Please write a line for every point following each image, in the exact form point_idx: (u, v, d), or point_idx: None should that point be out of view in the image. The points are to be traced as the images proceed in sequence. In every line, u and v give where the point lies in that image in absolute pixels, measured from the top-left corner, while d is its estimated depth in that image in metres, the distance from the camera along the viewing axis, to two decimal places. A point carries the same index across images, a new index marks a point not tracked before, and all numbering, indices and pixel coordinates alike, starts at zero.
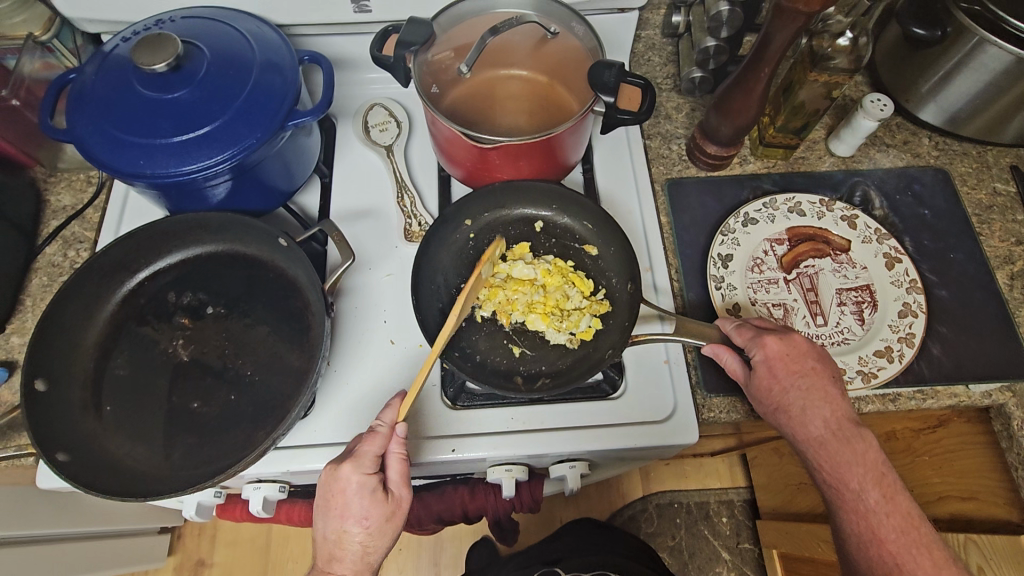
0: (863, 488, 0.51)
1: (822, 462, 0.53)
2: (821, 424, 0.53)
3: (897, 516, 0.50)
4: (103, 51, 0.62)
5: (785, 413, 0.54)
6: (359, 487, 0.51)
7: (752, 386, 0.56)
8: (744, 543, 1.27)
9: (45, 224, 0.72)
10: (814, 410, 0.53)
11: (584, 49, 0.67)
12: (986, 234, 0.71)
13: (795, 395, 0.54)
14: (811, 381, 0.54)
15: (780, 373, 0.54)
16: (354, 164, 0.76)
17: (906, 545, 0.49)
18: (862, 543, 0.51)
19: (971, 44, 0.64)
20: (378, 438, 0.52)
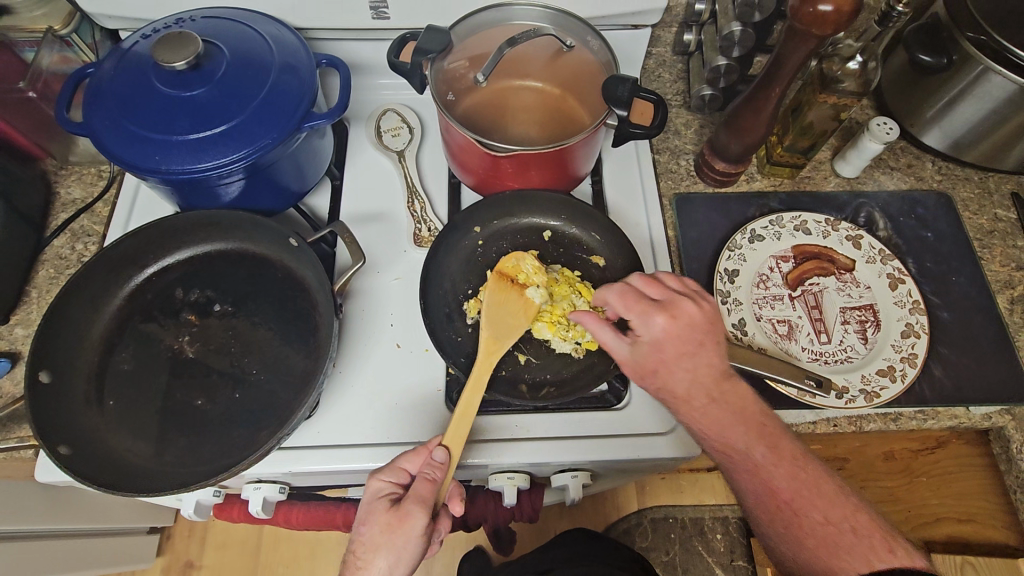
0: (743, 447, 0.52)
1: (714, 425, 0.53)
2: (702, 390, 0.53)
3: (787, 467, 0.51)
4: (122, 48, 0.63)
5: (666, 383, 0.54)
6: (375, 492, 0.54)
7: (631, 358, 0.55)
8: (738, 561, 1.25)
9: (53, 217, 0.72)
10: (689, 378, 0.53)
11: (598, 62, 0.68)
12: (987, 259, 0.72)
13: (664, 362, 0.54)
14: (678, 345, 0.54)
15: (668, 349, 0.54)
16: (366, 168, 0.76)
17: (809, 496, 0.50)
18: (765, 501, 0.52)
19: (976, 72, 0.66)
20: (418, 457, 0.54)
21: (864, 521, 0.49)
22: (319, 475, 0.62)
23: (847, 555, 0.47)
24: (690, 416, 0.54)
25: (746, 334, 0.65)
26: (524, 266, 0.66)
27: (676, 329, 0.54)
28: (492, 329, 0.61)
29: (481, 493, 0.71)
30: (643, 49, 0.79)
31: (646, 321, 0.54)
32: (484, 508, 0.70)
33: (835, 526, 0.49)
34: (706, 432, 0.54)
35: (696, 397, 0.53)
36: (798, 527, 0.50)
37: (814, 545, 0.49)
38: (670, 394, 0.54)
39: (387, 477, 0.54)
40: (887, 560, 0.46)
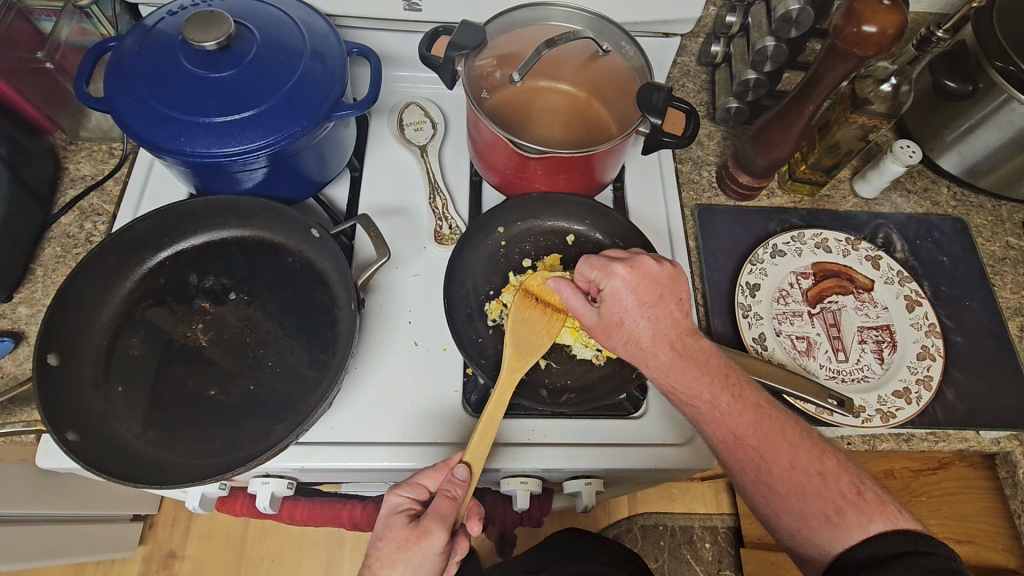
0: (710, 398, 0.52)
1: (675, 379, 0.54)
2: (665, 343, 0.55)
3: (750, 414, 0.52)
4: (147, 23, 0.61)
5: (631, 340, 0.55)
6: (394, 507, 0.53)
7: (600, 321, 0.57)
8: (725, 571, 1.26)
9: (61, 193, 0.69)
10: (652, 332, 0.55)
11: (631, 69, 0.67)
12: (999, 285, 0.73)
13: (634, 318, 0.55)
14: (646, 300, 0.55)
15: (629, 302, 0.55)
16: (387, 161, 0.75)
17: (772, 443, 0.50)
18: (727, 448, 0.52)
19: (999, 100, 0.66)
20: (438, 474, 0.53)
21: (831, 465, 0.49)
22: (331, 472, 0.60)
23: (818, 501, 0.48)
24: (653, 371, 0.55)
25: (766, 348, 0.65)
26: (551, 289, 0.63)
27: (638, 283, 0.55)
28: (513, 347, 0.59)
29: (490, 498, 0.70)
30: (670, 60, 0.79)
31: (608, 278, 0.56)
32: (497, 512, 0.70)
33: (803, 471, 0.49)
34: (668, 385, 0.54)
35: (661, 351, 0.55)
36: (765, 472, 0.50)
37: (783, 491, 0.49)
38: (637, 351, 0.56)
39: (405, 492, 0.53)
40: (858, 504, 0.47)
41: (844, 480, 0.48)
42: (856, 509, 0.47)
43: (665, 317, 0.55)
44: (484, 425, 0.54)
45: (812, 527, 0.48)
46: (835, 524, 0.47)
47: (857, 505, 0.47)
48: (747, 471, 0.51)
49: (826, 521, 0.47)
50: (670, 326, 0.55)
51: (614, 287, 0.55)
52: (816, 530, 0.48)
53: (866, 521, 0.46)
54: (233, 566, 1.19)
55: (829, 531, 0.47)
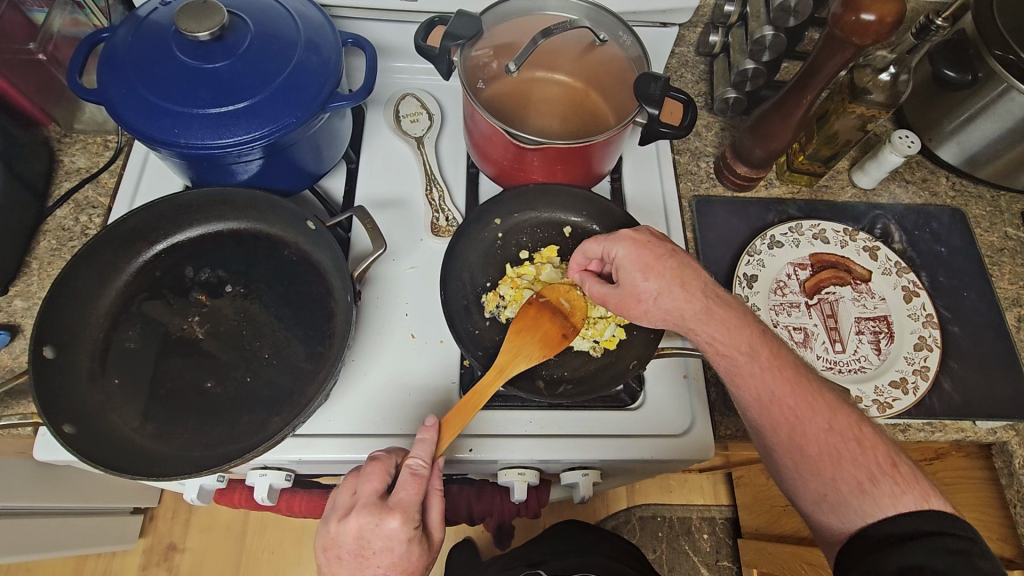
0: (749, 352, 0.52)
1: (713, 328, 0.54)
2: (695, 295, 0.55)
3: (787, 371, 0.52)
4: (140, 14, 0.60)
5: (659, 299, 0.55)
6: (389, 537, 0.48)
7: (621, 296, 0.57)
8: (723, 560, 1.28)
9: (56, 186, 0.69)
10: (679, 287, 0.55)
11: (628, 59, 0.67)
12: (997, 276, 0.73)
13: (653, 276, 0.56)
14: (664, 258, 0.56)
15: (648, 260, 0.56)
16: (383, 153, 0.75)
17: (811, 403, 0.50)
18: (762, 406, 0.51)
19: (999, 89, 0.66)
20: (418, 483, 0.49)
21: (868, 435, 0.48)
22: (328, 464, 0.60)
23: (852, 467, 0.47)
24: (690, 328, 0.55)
25: None
26: (563, 300, 0.64)
27: (648, 243, 0.57)
28: (511, 342, 0.59)
29: (489, 493, 0.69)
30: (666, 50, 0.79)
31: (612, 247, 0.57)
32: (498, 507, 0.70)
33: (838, 435, 0.48)
34: (704, 338, 0.54)
35: (694, 306, 0.55)
36: (799, 434, 0.49)
37: (816, 455, 0.48)
38: (667, 309, 0.56)
39: (407, 524, 0.48)
40: (892, 475, 0.46)
41: (881, 453, 0.47)
42: (891, 480, 0.45)
43: (689, 272, 0.56)
44: (459, 426, 0.54)
45: (842, 495, 0.47)
46: (867, 494, 0.45)
47: (891, 477, 0.45)
48: (778, 430, 0.51)
49: (859, 489, 0.46)
50: (694, 281, 0.56)
51: (626, 252, 0.57)
52: (845, 498, 0.46)
53: (899, 493, 0.44)
54: (234, 559, 1.19)
55: (859, 500, 0.46)
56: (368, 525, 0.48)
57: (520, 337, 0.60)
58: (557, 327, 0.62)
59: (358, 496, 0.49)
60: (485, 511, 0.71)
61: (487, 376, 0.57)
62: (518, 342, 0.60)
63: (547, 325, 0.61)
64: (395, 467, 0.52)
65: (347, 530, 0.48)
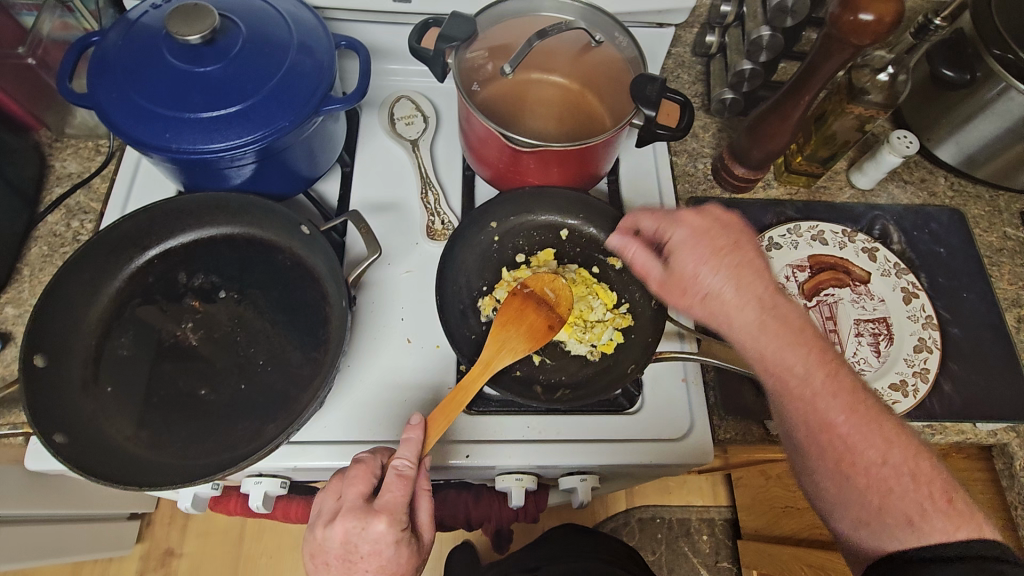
0: (804, 372, 0.48)
1: (769, 340, 0.49)
2: (754, 299, 0.51)
3: (845, 398, 0.47)
4: (131, 17, 0.60)
5: (714, 292, 0.52)
6: (375, 541, 0.47)
7: (668, 279, 0.55)
8: (722, 562, 1.28)
9: (47, 191, 0.68)
10: (740, 285, 0.51)
11: (624, 60, 0.66)
12: (996, 277, 0.73)
13: (710, 269, 0.52)
14: (723, 254, 0.53)
15: (708, 256, 0.53)
16: (378, 156, 0.74)
17: (868, 433, 0.45)
18: (810, 432, 0.47)
19: (997, 89, 0.65)
20: (403, 485, 0.49)
21: (926, 468, 0.44)
22: (323, 471, 0.60)
23: (906, 501, 0.43)
24: (740, 339, 0.51)
25: None
26: (546, 291, 0.64)
27: (704, 237, 0.54)
28: (494, 336, 0.59)
29: (487, 499, 0.69)
30: (663, 51, 0.79)
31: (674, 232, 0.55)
32: (496, 512, 0.69)
33: (892, 467, 0.44)
34: (756, 351, 0.50)
35: (751, 312, 0.51)
36: (849, 464, 0.45)
37: (865, 486, 0.45)
38: (716, 308, 0.52)
39: (391, 528, 0.47)
40: (948, 514, 0.41)
41: (937, 485, 0.43)
42: (945, 516, 0.41)
43: (753, 273, 0.52)
44: (445, 423, 0.53)
45: (885, 524, 0.43)
46: (916, 528, 0.42)
47: (946, 514, 0.41)
48: (825, 459, 0.47)
49: (907, 524, 0.42)
50: (753, 279, 0.52)
51: (683, 241, 0.54)
52: (890, 533, 0.43)
53: (952, 530, 0.40)
54: (232, 564, 1.18)
55: (906, 535, 0.42)
56: (354, 529, 0.47)
57: (503, 331, 0.60)
58: (542, 318, 0.62)
59: (343, 500, 0.49)
60: (484, 516, 0.70)
61: (471, 371, 0.56)
62: (501, 336, 0.59)
63: (531, 316, 0.61)
64: (381, 467, 0.51)
65: (334, 534, 0.48)
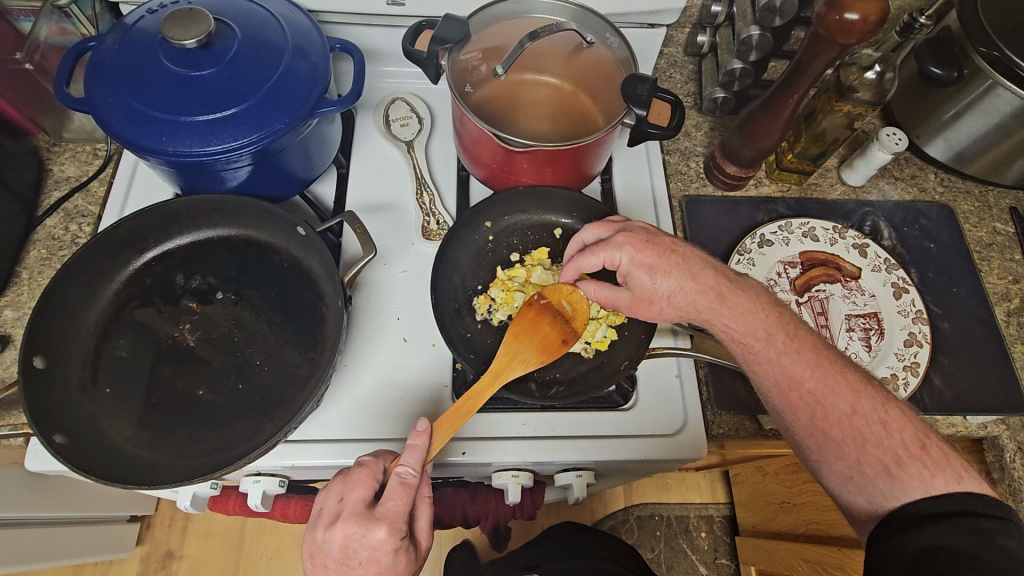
0: (765, 337, 0.52)
1: (726, 314, 0.54)
2: (707, 281, 0.55)
3: (809, 355, 0.51)
4: (127, 22, 0.60)
5: (671, 294, 0.55)
6: (375, 547, 0.48)
7: (633, 299, 0.57)
8: (721, 559, 1.29)
9: (45, 195, 0.69)
10: (689, 280, 0.55)
11: (615, 61, 0.67)
12: (986, 271, 0.74)
13: (661, 276, 0.55)
14: (666, 255, 0.56)
15: (651, 260, 0.55)
16: (373, 157, 0.75)
17: (833, 386, 0.49)
18: (782, 391, 0.51)
19: (985, 86, 0.66)
20: (405, 495, 0.49)
21: (895, 415, 0.48)
22: (321, 470, 0.60)
23: (878, 450, 0.46)
24: (705, 317, 0.55)
25: None
26: (564, 303, 0.62)
27: (646, 243, 0.56)
28: (506, 347, 0.59)
29: (483, 496, 0.69)
30: (656, 51, 0.79)
31: (614, 254, 0.56)
32: (494, 510, 0.70)
33: (861, 416, 0.48)
34: (719, 325, 0.55)
35: (706, 295, 0.55)
36: (821, 417, 0.49)
37: (840, 438, 0.48)
38: (680, 303, 0.55)
39: (391, 534, 0.48)
40: (921, 458, 0.45)
41: (907, 432, 0.47)
42: (919, 461, 0.45)
43: (695, 262, 0.56)
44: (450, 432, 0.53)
45: (867, 476, 0.46)
46: (894, 477, 0.45)
47: (920, 458, 0.45)
48: (800, 415, 0.50)
49: (886, 472, 0.45)
50: (701, 269, 0.56)
51: (628, 257, 0.56)
52: (874, 480, 0.46)
53: (930, 475, 0.43)
54: (232, 565, 1.19)
55: (887, 482, 0.45)
56: (354, 535, 0.48)
57: (516, 342, 0.59)
58: (557, 332, 0.61)
59: (344, 503, 0.49)
60: (483, 514, 0.70)
61: (482, 381, 0.56)
62: (513, 347, 0.59)
63: (546, 330, 0.61)
64: (383, 472, 0.52)
65: (333, 538, 0.48)
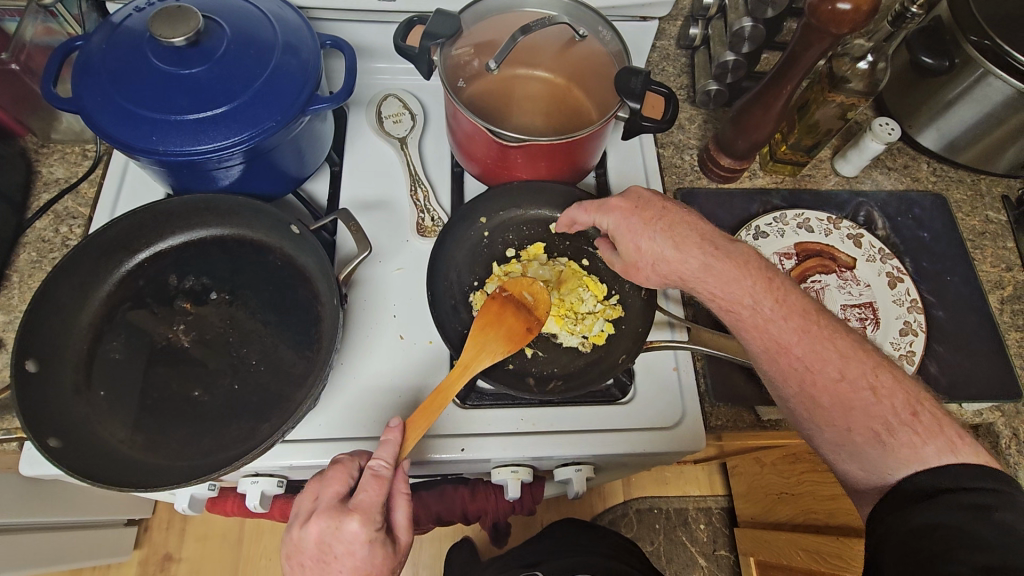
0: (753, 302, 0.53)
1: (714, 283, 0.54)
2: (694, 248, 0.55)
3: (797, 320, 0.51)
4: (114, 21, 0.59)
5: (655, 259, 0.56)
6: (351, 540, 0.47)
7: (624, 263, 0.59)
8: (720, 550, 1.30)
9: (35, 197, 0.68)
10: (673, 244, 0.55)
11: (608, 54, 0.67)
12: (979, 259, 0.74)
13: (647, 239, 0.56)
14: (654, 220, 0.57)
15: (638, 225, 0.57)
16: (366, 154, 0.74)
17: (822, 350, 0.50)
18: (771, 357, 0.52)
19: (976, 75, 0.66)
20: (380, 486, 0.49)
21: (885, 381, 0.48)
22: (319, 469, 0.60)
23: (868, 417, 0.47)
24: (694, 284, 0.56)
25: None
26: (526, 294, 0.63)
27: (635, 208, 0.58)
28: (472, 339, 0.59)
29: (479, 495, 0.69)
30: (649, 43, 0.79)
31: (605, 218, 0.59)
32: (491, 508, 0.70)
33: (848, 382, 0.48)
34: (707, 292, 0.55)
35: (690, 264, 0.55)
36: (810, 383, 0.50)
37: (828, 404, 0.49)
38: (664, 269, 0.56)
39: (367, 526, 0.48)
40: (912, 424, 0.45)
41: (898, 399, 0.47)
42: (910, 429, 0.45)
43: (682, 228, 0.56)
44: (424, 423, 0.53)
45: (858, 443, 0.47)
46: (885, 444, 0.45)
47: (911, 426, 0.45)
48: (790, 383, 0.51)
49: (876, 440, 0.46)
50: (688, 234, 0.56)
51: (615, 221, 0.58)
52: (865, 448, 0.46)
53: (919, 442, 0.44)
54: (231, 566, 1.19)
55: (879, 450, 0.46)
56: (328, 529, 0.47)
57: (480, 334, 0.59)
58: (521, 322, 0.61)
59: (320, 500, 0.49)
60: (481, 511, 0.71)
61: (451, 375, 0.56)
62: (480, 338, 0.59)
63: (511, 319, 0.61)
64: (360, 469, 0.52)
65: (309, 534, 0.48)
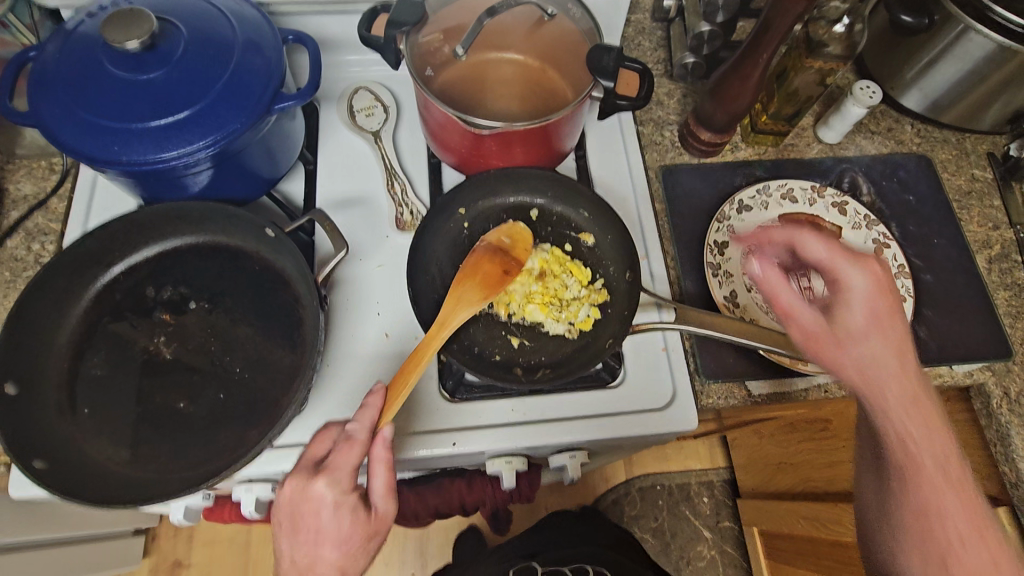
0: (914, 441, 0.48)
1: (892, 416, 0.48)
2: (910, 401, 0.48)
3: (955, 472, 0.47)
4: (66, 28, 0.58)
5: (870, 361, 0.48)
6: (320, 502, 0.47)
7: (826, 329, 0.49)
8: (724, 522, 1.32)
9: (4, 216, 0.67)
10: (891, 350, 0.48)
11: (580, 31, 0.65)
12: (966, 220, 0.73)
13: (862, 346, 0.48)
14: (890, 324, 0.48)
15: (867, 341, 0.48)
16: (340, 150, 0.73)
17: (976, 544, 0.46)
18: (910, 507, 0.48)
19: (956, 32, 0.65)
20: (352, 448, 0.49)
21: None
22: None
23: None
24: (866, 393, 0.49)
25: (738, 305, 0.64)
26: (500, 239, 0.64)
27: (886, 289, 0.49)
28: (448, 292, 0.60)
29: (474, 487, 0.69)
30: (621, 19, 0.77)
31: (848, 272, 0.49)
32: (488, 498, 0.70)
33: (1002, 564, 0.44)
34: (897, 424, 0.48)
35: (898, 389, 0.48)
36: None
37: None
38: (867, 372, 0.48)
39: (334, 489, 0.47)
40: None
41: None
42: None
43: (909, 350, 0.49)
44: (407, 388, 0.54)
45: None
46: None
47: None
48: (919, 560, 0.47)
49: None
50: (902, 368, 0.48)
51: (863, 282, 0.49)
52: None
53: None
54: (241, 568, 1.19)
55: None
56: (297, 491, 0.47)
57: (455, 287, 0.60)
58: (496, 265, 0.62)
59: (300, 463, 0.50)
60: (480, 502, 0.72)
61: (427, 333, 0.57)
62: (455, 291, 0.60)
63: (486, 266, 0.62)
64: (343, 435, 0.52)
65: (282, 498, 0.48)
